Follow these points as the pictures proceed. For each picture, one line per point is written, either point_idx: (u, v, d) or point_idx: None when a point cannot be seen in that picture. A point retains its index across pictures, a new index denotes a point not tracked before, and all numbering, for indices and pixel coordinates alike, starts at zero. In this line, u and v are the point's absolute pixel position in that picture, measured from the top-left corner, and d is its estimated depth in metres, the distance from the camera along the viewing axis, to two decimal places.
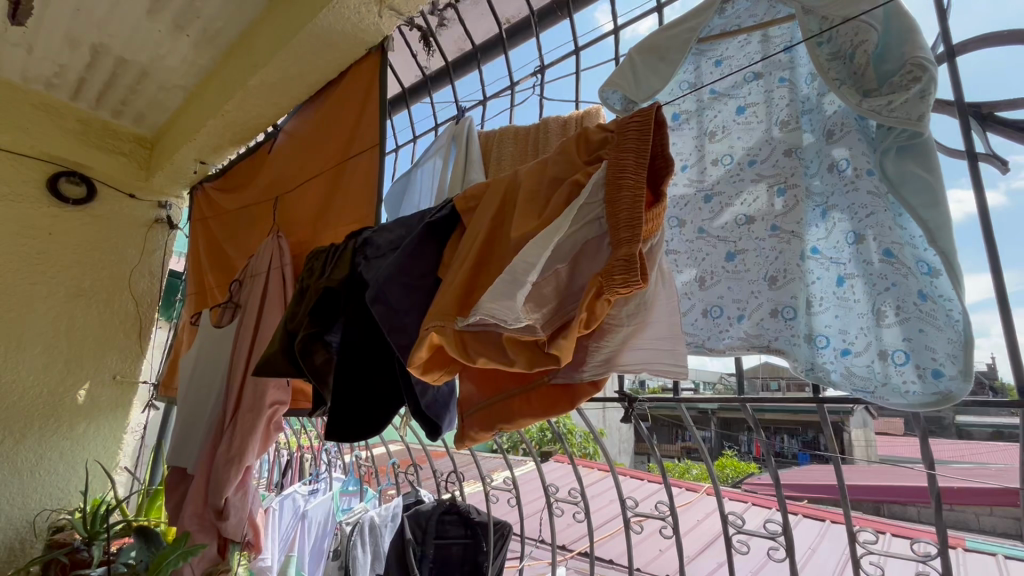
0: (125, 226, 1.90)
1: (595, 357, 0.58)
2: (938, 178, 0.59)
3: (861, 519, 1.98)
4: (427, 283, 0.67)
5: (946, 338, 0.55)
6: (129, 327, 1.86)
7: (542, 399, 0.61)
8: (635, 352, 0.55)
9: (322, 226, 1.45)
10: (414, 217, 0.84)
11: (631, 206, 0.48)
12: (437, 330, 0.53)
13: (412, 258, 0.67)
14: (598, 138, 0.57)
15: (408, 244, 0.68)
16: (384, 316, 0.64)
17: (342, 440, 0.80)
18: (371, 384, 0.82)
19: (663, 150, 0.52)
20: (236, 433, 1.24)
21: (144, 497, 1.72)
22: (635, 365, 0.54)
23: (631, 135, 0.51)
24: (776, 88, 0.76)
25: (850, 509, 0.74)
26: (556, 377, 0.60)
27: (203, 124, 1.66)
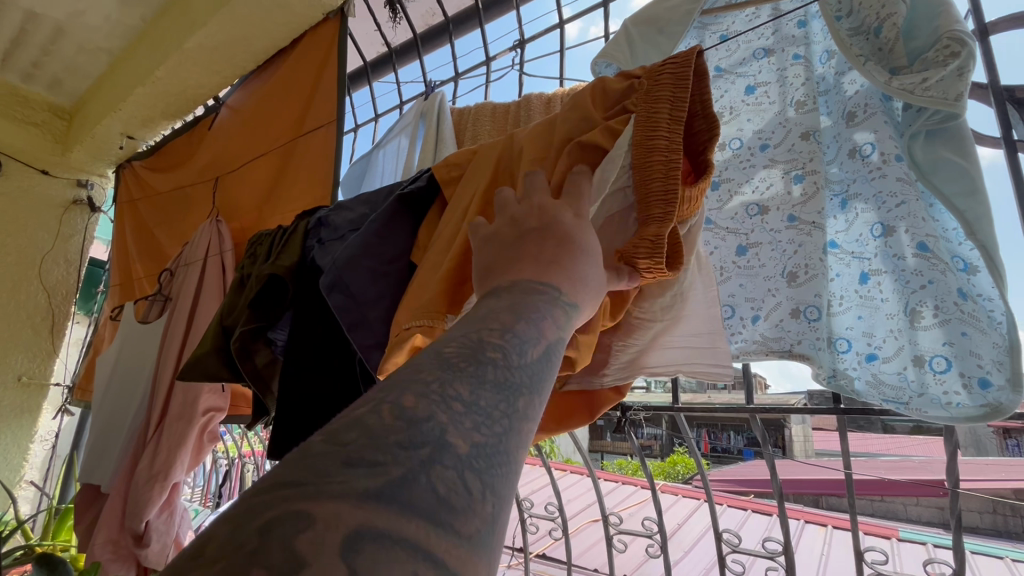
0: (35, 207, 1.75)
1: (618, 359, 0.52)
2: (975, 165, 0.53)
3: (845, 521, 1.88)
4: (398, 271, 0.56)
5: (991, 342, 0.49)
6: (38, 322, 1.70)
7: (555, 411, 0.54)
8: (665, 352, 0.51)
9: (269, 210, 1.29)
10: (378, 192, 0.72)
11: (665, 175, 0.41)
12: (423, 331, 0.44)
13: (381, 238, 0.56)
14: (619, 88, 0.49)
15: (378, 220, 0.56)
16: (343, 309, 0.52)
17: (285, 459, 0.66)
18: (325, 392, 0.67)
19: (703, 106, 0.46)
20: (163, 444, 1.07)
21: (51, 517, 1.50)
22: (667, 368, 0.51)
23: (665, 87, 0.44)
24: (789, 65, 0.69)
25: (859, 528, 0.66)
26: (571, 384, 0.53)
27: (130, 92, 1.47)
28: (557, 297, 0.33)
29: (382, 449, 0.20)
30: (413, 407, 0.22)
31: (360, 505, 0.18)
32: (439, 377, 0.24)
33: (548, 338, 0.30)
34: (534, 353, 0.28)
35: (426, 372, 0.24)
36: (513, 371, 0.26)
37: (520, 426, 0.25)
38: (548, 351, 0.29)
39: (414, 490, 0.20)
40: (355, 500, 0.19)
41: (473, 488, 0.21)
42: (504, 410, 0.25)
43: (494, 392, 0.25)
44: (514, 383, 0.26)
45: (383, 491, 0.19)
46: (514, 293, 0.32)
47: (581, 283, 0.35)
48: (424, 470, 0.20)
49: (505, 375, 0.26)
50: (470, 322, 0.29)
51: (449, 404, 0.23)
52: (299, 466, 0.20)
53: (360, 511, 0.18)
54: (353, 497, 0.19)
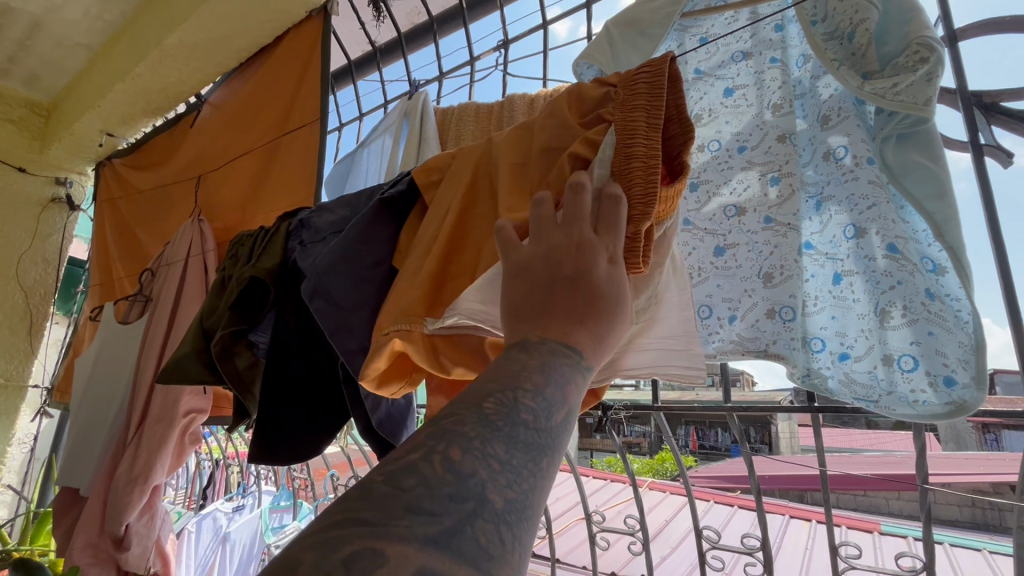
0: (14, 207, 1.75)
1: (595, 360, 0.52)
2: (944, 169, 0.54)
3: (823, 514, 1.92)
4: (378, 274, 0.56)
5: (956, 342, 0.50)
6: (16, 324, 1.70)
7: None
8: (641, 354, 0.51)
9: (252, 209, 1.28)
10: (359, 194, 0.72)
11: (643, 179, 0.42)
12: (402, 336, 0.45)
13: (363, 242, 0.56)
14: (595, 95, 0.50)
15: (360, 224, 0.56)
16: (324, 314, 0.52)
17: (272, 462, 0.66)
18: (309, 394, 0.68)
19: (678, 110, 0.47)
20: (142, 445, 1.06)
21: (30, 522, 1.49)
22: (643, 369, 0.51)
23: (637, 92, 0.46)
24: (767, 68, 0.70)
25: (832, 524, 0.67)
26: None
27: (110, 90, 1.46)
28: (579, 362, 0.34)
29: (437, 500, 0.24)
30: (461, 461, 0.26)
31: (422, 547, 0.22)
32: (480, 432, 0.27)
33: (569, 402, 0.32)
34: (557, 418, 0.31)
35: (468, 427, 0.28)
36: (540, 432, 0.30)
37: (542, 479, 0.28)
38: (568, 417, 0.32)
39: (462, 538, 0.23)
40: (418, 543, 0.22)
41: (504, 537, 0.25)
42: (530, 461, 0.28)
43: (523, 451, 0.28)
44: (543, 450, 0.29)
45: (440, 538, 0.23)
46: (543, 351, 0.34)
47: (602, 346, 0.37)
48: (471, 519, 0.24)
49: (530, 435, 0.29)
50: (505, 378, 0.31)
51: (487, 461, 0.27)
52: (371, 505, 0.23)
53: (421, 554, 0.22)
54: (416, 540, 0.22)
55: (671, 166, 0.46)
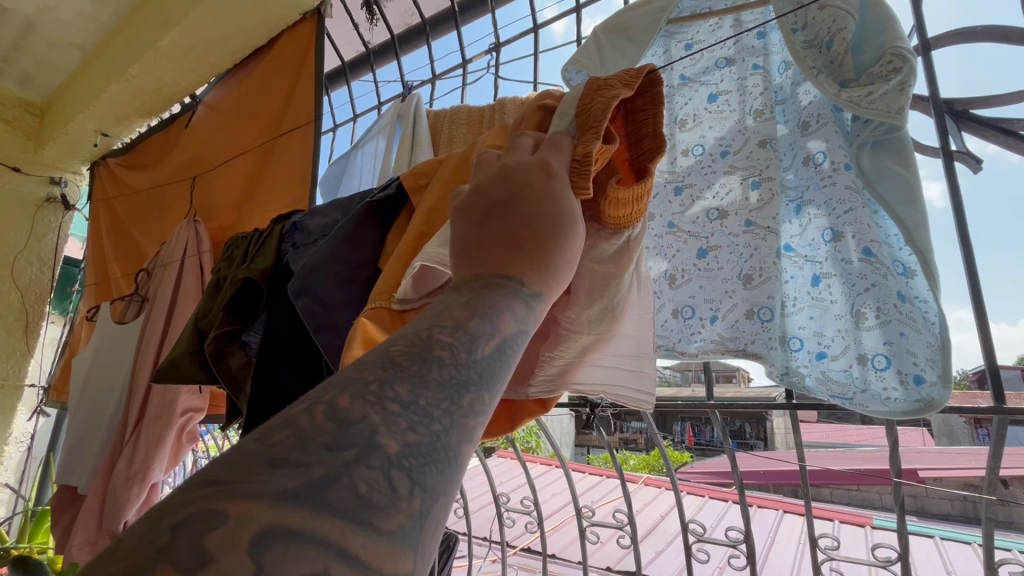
0: (9, 206, 1.75)
1: (545, 370, 0.51)
2: (915, 175, 0.57)
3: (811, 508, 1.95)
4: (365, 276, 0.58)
5: (925, 342, 0.52)
6: (12, 323, 1.71)
7: None
8: (592, 369, 0.52)
9: (247, 210, 1.29)
10: (349, 198, 0.73)
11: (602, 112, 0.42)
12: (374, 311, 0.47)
13: (351, 244, 0.58)
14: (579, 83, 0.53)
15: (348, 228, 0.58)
16: (309, 312, 0.54)
17: None
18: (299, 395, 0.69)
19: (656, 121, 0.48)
20: (140, 444, 1.07)
21: (28, 520, 1.50)
22: (593, 385, 0.52)
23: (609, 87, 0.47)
24: (749, 74, 0.72)
25: (812, 517, 0.69)
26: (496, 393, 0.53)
27: (104, 90, 1.47)
28: (518, 288, 0.29)
29: (306, 450, 0.18)
30: (344, 408, 0.20)
31: (274, 506, 0.17)
32: (378, 379, 0.22)
33: (505, 334, 0.26)
34: (484, 352, 0.25)
35: (365, 371, 0.22)
36: (462, 371, 0.23)
37: (465, 423, 0.22)
38: (505, 349, 0.26)
39: (334, 491, 0.18)
40: (270, 501, 0.17)
41: (400, 487, 0.19)
42: (447, 410, 0.22)
43: (437, 390, 0.22)
44: (474, 385, 0.23)
45: (299, 494, 0.17)
46: (473, 285, 0.29)
47: (551, 274, 0.32)
48: (349, 470, 0.18)
49: (452, 375, 0.23)
50: (424, 319, 0.26)
51: (384, 404, 0.21)
52: (222, 464, 0.18)
53: (271, 513, 0.16)
54: (268, 498, 0.17)
55: (639, 167, 0.48)
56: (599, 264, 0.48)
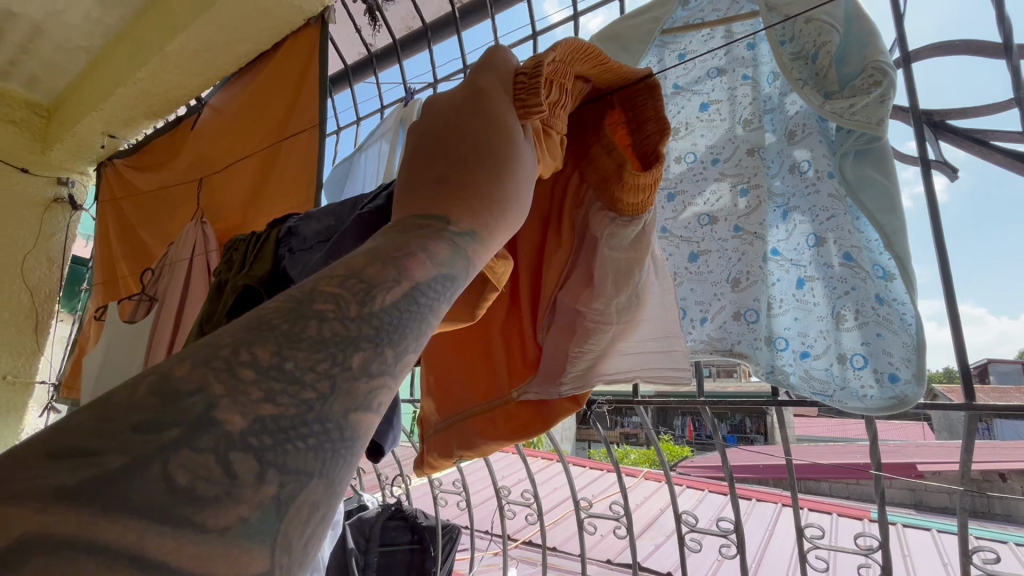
0: (18, 206, 1.79)
1: (574, 367, 0.57)
2: (894, 183, 0.60)
3: (805, 500, 2.00)
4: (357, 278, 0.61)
5: (901, 342, 0.55)
6: (22, 321, 1.76)
7: (510, 422, 0.59)
8: (623, 356, 0.59)
9: (253, 213, 1.33)
10: (343, 205, 0.76)
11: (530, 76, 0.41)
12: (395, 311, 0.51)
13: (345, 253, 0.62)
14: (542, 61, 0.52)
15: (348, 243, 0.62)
16: None
17: None
18: None
19: (655, 113, 0.53)
20: None
21: None
22: (626, 371, 0.58)
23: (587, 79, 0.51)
24: (738, 84, 0.75)
25: (798, 509, 0.73)
26: (526, 393, 0.58)
27: (111, 93, 1.49)
28: (443, 230, 0.28)
29: (111, 434, 0.17)
30: (178, 376, 0.19)
31: (43, 506, 0.15)
32: (235, 342, 0.20)
33: (414, 276, 0.25)
34: (384, 300, 0.23)
35: (224, 336, 0.21)
36: (351, 324, 0.22)
37: (343, 390, 0.21)
38: (413, 295, 0.25)
39: (139, 483, 0.16)
40: (40, 501, 0.15)
41: (240, 471, 0.18)
42: (326, 372, 0.21)
43: (311, 350, 0.21)
44: (368, 341, 0.22)
45: (86, 487, 0.16)
46: (393, 231, 0.28)
47: (479, 213, 0.31)
48: (171, 454, 0.17)
49: (338, 329, 0.22)
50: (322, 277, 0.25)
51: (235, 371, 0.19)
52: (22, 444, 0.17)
53: (33, 519, 0.15)
54: (39, 499, 0.15)
55: (647, 157, 0.53)
56: (617, 252, 0.55)
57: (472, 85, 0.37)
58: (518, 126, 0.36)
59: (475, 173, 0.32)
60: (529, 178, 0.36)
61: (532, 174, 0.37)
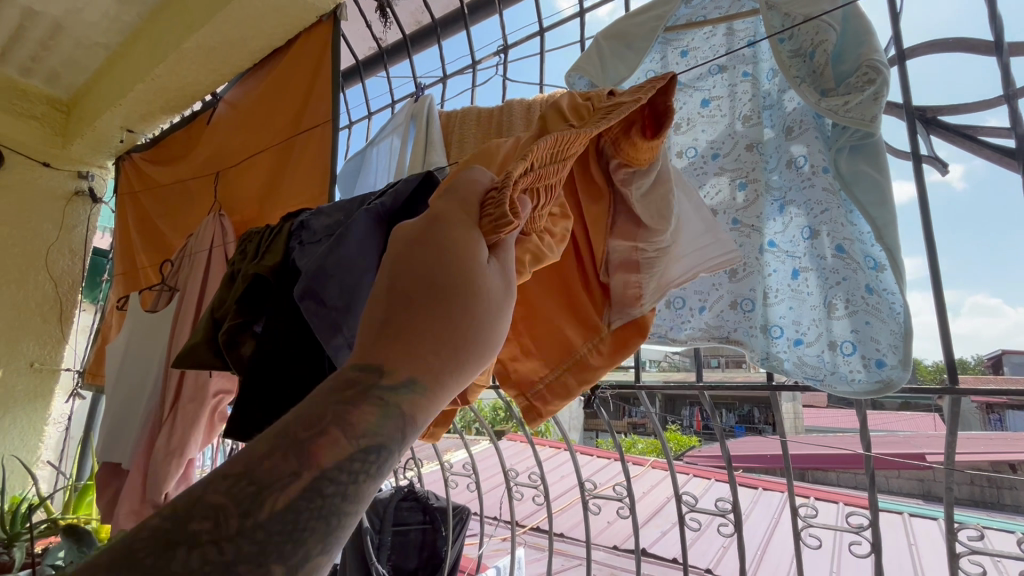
0: (40, 199, 1.85)
1: (647, 288, 0.63)
2: (887, 178, 0.62)
3: (809, 489, 2.03)
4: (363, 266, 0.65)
5: (888, 330, 0.58)
6: (47, 311, 1.83)
7: (614, 343, 0.64)
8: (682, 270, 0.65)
9: (268, 205, 1.37)
10: (352, 201, 0.80)
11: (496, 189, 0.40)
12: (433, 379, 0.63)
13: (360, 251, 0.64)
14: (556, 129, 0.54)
15: (358, 232, 0.65)
16: (316, 314, 0.62)
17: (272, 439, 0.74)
18: (302, 380, 0.75)
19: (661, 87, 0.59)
20: (175, 425, 1.16)
21: (71, 493, 1.63)
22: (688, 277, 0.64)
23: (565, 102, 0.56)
24: (739, 81, 0.77)
25: (793, 485, 0.77)
26: (614, 319, 0.64)
27: (129, 89, 1.54)
28: (372, 386, 0.28)
29: None
30: None
31: None
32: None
33: (320, 464, 0.25)
34: (274, 505, 0.24)
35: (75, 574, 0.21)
36: (227, 546, 0.23)
37: None
38: (314, 487, 0.25)
39: None
40: None
41: None
42: None
43: None
44: (248, 565, 0.23)
45: None
46: (328, 385, 0.29)
47: (418, 358, 0.30)
48: None
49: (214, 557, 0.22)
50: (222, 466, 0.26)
51: None
52: None
53: None
54: None
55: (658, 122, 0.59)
56: (646, 195, 0.64)
57: (436, 210, 0.37)
58: (479, 255, 0.35)
59: (420, 310, 0.31)
60: (496, 309, 0.34)
61: (501, 304, 0.35)
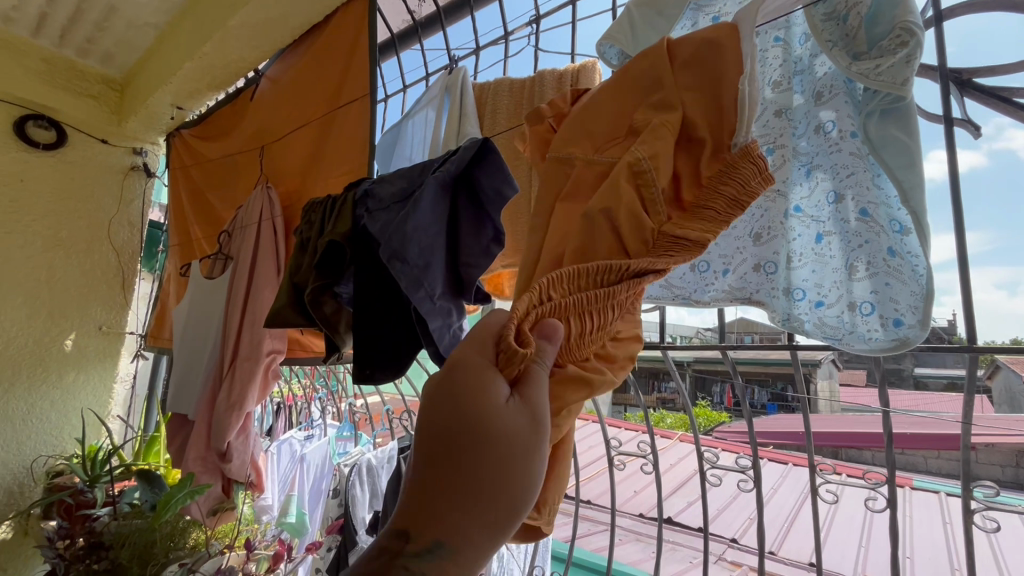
0: (100, 173, 1.98)
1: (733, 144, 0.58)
2: (916, 141, 0.62)
3: None
4: (431, 230, 0.78)
5: (909, 291, 0.60)
6: (112, 278, 1.98)
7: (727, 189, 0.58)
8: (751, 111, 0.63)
9: (312, 176, 1.44)
10: (415, 168, 0.85)
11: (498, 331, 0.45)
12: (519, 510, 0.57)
13: (432, 212, 0.78)
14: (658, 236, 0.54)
15: (429, 201, 0.77)
16: (402, 271, 0.75)
17: (370, 384, 0.82)
18: (390, 331, 0.84)
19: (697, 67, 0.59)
20: (235, 382, 1.28)
21: (140, 444, 1.80)
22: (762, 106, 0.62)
23: (606, 202, 0.54)
24: (770, 47, 0.78)
25: (812, 453, 0.87)
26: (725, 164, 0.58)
27: (178, 68, 1.63)
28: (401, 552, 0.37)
29: None
30: None
31: None
32: None
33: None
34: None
35: None
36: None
37: None
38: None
39: None
40: None
41: None
42: None
43: None
44: None
45: None
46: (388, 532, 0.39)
47: (439, 522, 0.37)
48: None
49: None
50: None
51: None
52: None
53: None
54: None
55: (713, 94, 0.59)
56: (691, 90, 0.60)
57: (454, 356, 0.42)
58: (494, 401, 0.39)
59: (434, 479, 0.38)
60: (515, 452, 0.38)
61: (523, 443, 0.39)
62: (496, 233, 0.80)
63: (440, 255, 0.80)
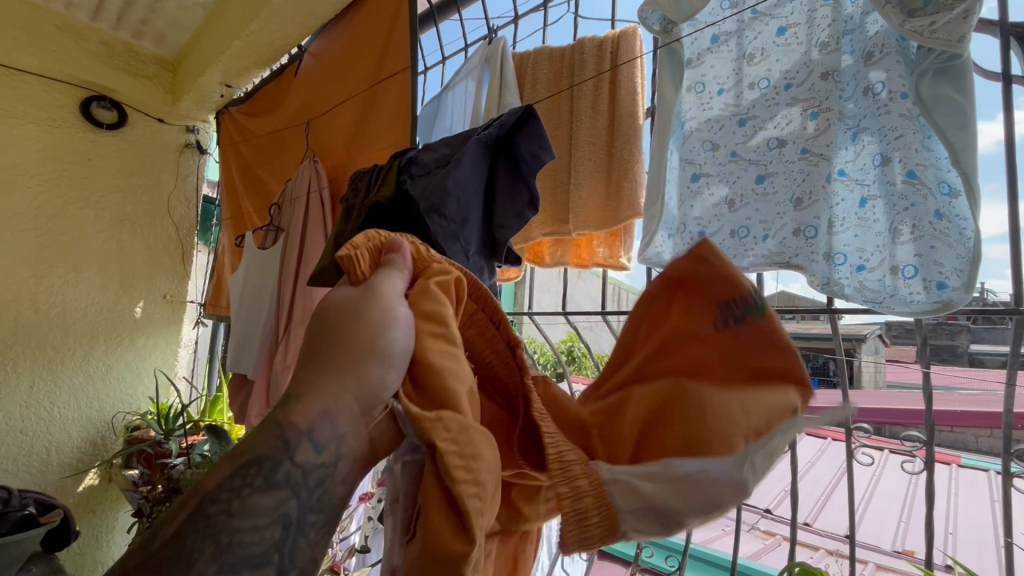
0: (158, 151, 2.09)
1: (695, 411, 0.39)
2: (971, 102, 0.61)
3: None
4: (469, 190, 0.82)
5: (955, 254, 0.60)
6: (173, 250, 2.12)
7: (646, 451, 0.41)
8: None
9: (356, 150, 1.49)
10: (457, 137, 0.90)
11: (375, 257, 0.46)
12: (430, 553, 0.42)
13: (472, 172, 0.82)
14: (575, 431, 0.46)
15: (469, 160, 0.82)
16: (438, 223, 0.81)
17: None
18: None
19: None
20: (292, 344, 1.37)
21: (205, 403, 1.95)
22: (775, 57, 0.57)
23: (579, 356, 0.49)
24: (819, 6, 0.76)
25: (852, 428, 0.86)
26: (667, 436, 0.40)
27: (226, 47, 1.69)
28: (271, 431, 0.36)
29: None
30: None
31: None
32: None
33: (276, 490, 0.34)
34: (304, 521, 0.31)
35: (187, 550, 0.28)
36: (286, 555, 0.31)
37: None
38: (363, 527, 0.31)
39: None
40: None
41: None
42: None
43: None
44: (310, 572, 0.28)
45: None
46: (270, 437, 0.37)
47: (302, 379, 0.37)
48: None
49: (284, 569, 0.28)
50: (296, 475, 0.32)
51: None
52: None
53: None
54: None
55: None
56: None
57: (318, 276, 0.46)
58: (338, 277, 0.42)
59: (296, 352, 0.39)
60: (357, 305, 0.39)
61: (366, 296, 0.40)
62: (532, 197, 0.85)
63: (477, 214, 0.84)
